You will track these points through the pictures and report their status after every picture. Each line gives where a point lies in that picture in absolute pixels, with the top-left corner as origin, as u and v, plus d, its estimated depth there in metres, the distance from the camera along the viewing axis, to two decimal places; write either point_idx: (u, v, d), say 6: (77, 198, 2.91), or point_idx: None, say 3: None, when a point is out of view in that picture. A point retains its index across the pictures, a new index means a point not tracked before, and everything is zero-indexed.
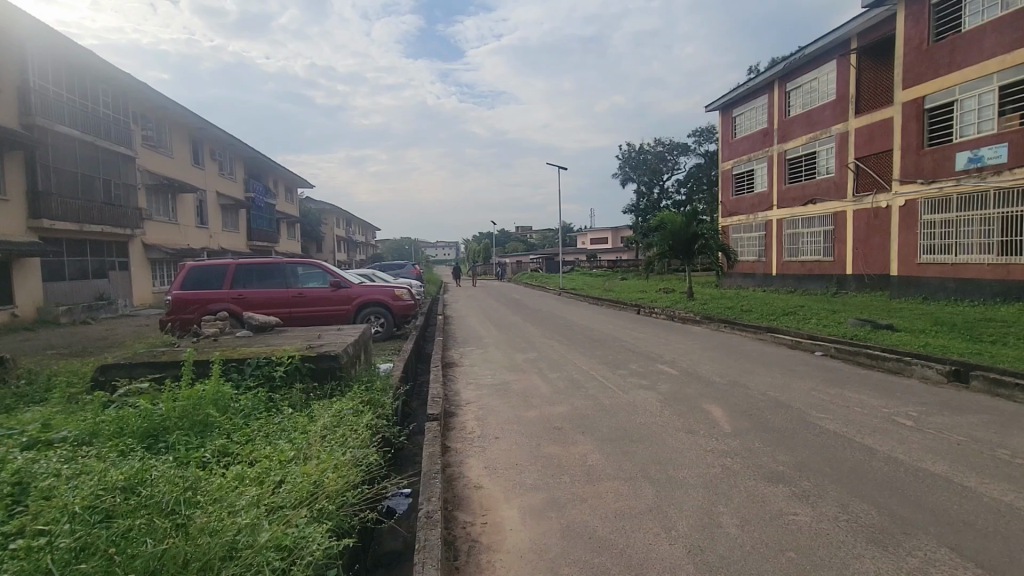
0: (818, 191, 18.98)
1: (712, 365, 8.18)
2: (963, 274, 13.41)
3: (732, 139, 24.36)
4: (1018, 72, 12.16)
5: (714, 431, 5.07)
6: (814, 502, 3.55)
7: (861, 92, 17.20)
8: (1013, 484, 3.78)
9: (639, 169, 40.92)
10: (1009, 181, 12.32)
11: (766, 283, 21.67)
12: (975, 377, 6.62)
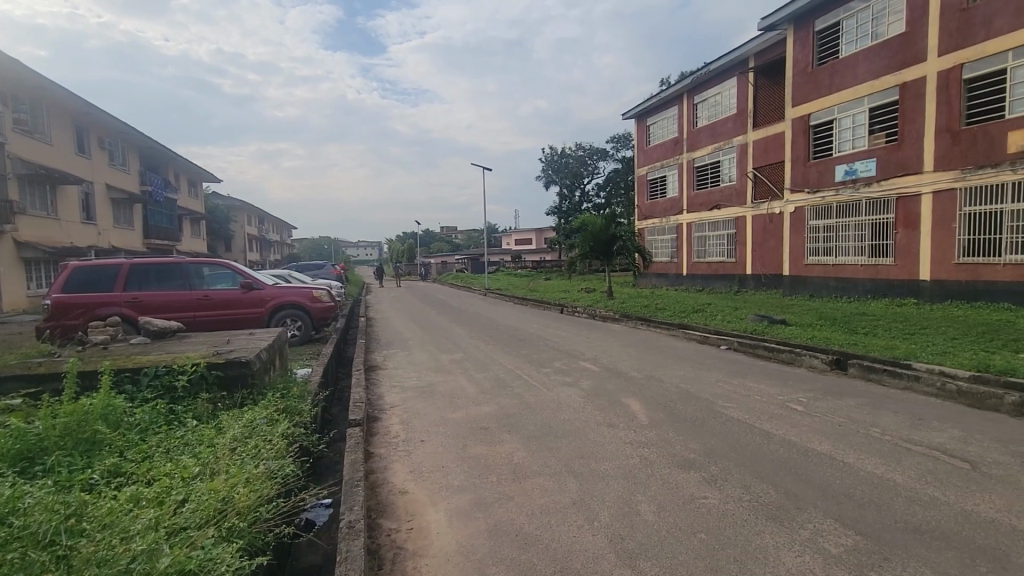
0: (721, 197, 20.52)
1: (631, 361, 8.58)
2: (842, 274, 15.07)
3: (646, 146, 25.72)
4: (883, 97, 13.88)
5: (633, 424, 5.33)
6: (721, 485, 3.84)
7: (758, 107, 18.83)
8: (883, 458, 4.31)
9: (561, 173, 42.07)
10: (877, 193, 14.02)
11: (678, 283, 23.08)
12: (852, 364, 7.48)
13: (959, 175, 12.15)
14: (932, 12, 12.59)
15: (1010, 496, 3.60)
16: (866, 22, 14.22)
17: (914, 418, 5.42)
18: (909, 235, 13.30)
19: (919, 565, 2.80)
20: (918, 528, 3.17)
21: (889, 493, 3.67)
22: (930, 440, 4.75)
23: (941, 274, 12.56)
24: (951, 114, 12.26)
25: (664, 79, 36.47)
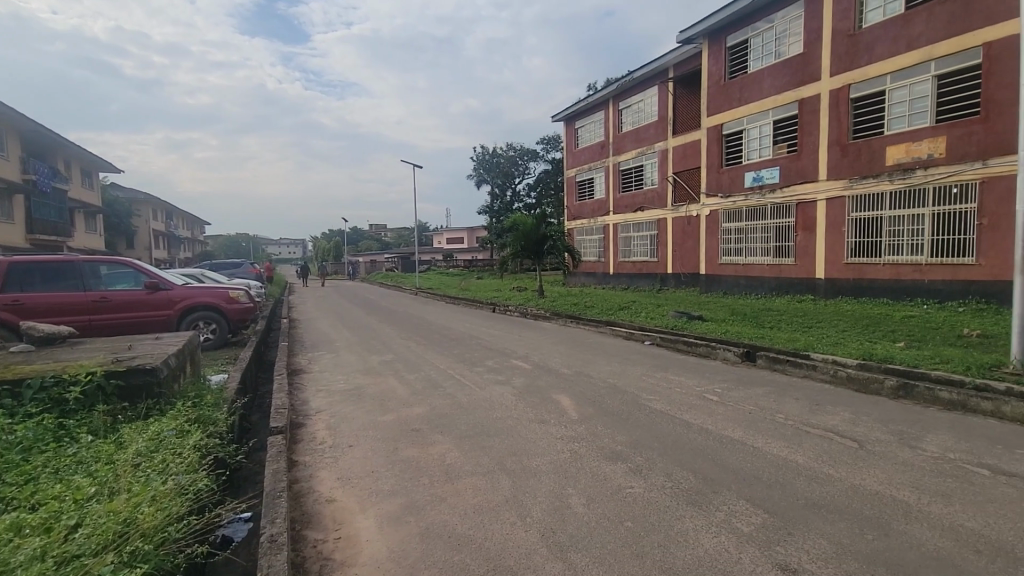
0: (644, 199, 21.50)
1: (561, 358, 8.77)
2: (751, 273, 16.29)
3: (575, 148, 26.40)
4: (785, 111, 15.14)
5: (563, 419, 5.45)
6: (646, 474, 4.03)
7: (676, 116, 19.91)
8: (787, 442, 4.70)
9: (492, 172, 42.23)
10: (780, 199, 15.30)
11: (605, 282, 23.91)
12: (760, 356, 8.11)
13: (847, 184, 13.52)
14: (824, 36, 13.90)
15: (891, 470, 4.05)
16: (770, 42, 15.46)
17: (812, 403, 5.97)
18: (807, 238, 14.60)
19: (818, 537, 3.08)
20: (818, 504, 3.49)
21: (793, 473, 4.01)
22: (826, 423, 5.25)
23: (834, 272, 13.90)
24: (841, 129, 13.63)
25: (592, 84, 37.62)
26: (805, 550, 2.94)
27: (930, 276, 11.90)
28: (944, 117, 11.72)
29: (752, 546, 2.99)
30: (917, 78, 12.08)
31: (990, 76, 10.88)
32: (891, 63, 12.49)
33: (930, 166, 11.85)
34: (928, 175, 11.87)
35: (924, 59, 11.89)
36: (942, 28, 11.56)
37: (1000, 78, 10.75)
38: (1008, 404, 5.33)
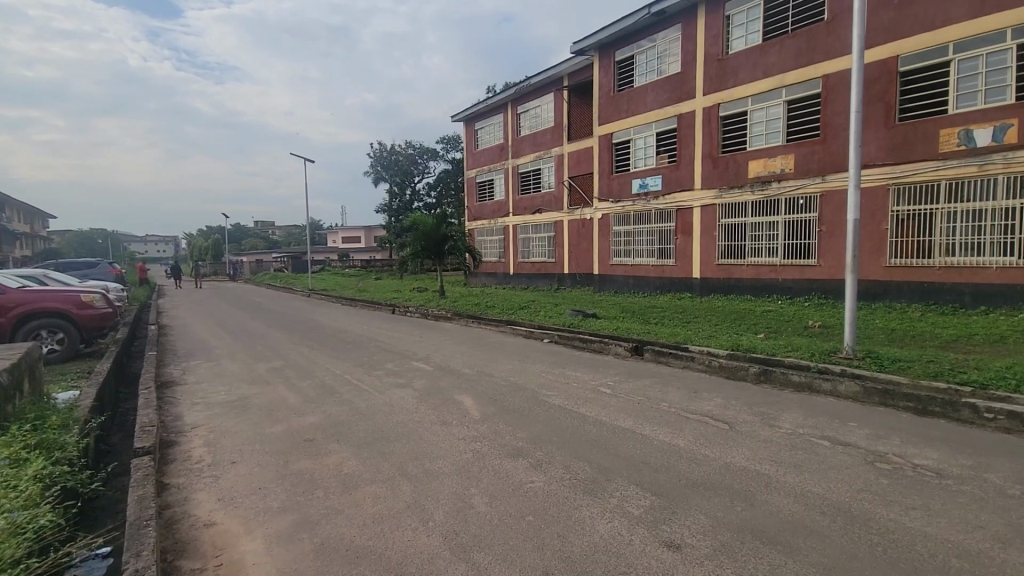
0: (542, 202, 22.18)
1: (463, 358, 8.76)
2: (639, 273, 17.51)
3: (475, 149, 26.53)
4: (666, 124, 16.46)
5: (466, 419, 5.45)
6: (545, 468, 4.16)
7: (571, 123, 20.81)
8: (671, 428, 5.12)
9: (390, 170, 41.07)
10: (663, 205, 16.60)
11: (505, 282, 24.31)
12: (647, 350, 8.74)
13: (718, 193, 15.03)
14: (698, 58, 15.33)
15: (756, 447, 4.57)
16: (653, 59, 16.73)
17: (692, 392, 6.55)
18: (686, 241, 15.99)
19: (697, 513, 3.39)
20: (697, 483, 3.84)
21: (676, 457, 4.37)
22: (703, 409, 5.79)
23: (708, 272, 15.38)
24: (712, 143, 15.12)
25: (490, 88, 38.16)
26: (687, 526, 3.22)
27: (784, 275, 13.60)
28: (793, 137, 13.46)
29: (641, 528, 3.22)
30: (772, 102, 13.76)
31: (828, 103, 12.69)
32: (752, 87, 14.09)
33: (783, 179, 13.56)
34: (781, 187, 13.57)
35: (778, 85, 13.55)
36: (791, 59, 13.26)
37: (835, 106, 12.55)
38: (843, 383, 6.25)
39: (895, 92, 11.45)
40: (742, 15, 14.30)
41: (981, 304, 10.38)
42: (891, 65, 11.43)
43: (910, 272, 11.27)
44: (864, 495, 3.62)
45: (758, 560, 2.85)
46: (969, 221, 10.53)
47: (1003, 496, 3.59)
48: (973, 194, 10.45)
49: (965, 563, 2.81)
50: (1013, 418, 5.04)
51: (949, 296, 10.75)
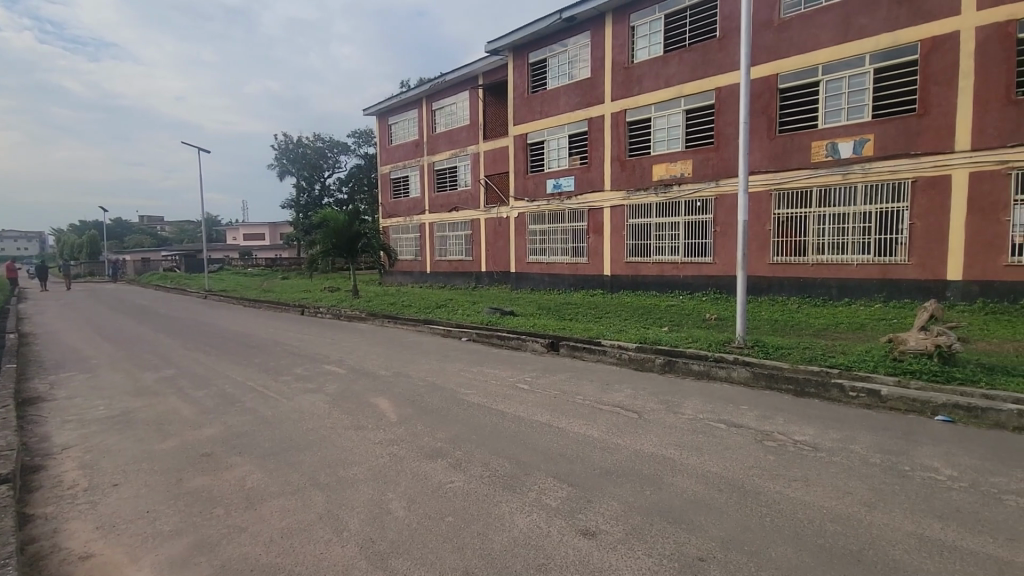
0: (458, 200, 22.08)
1: (379, 360, 8.49)
2: (554, 271, 17.98)
3: (388, 145, 25.81)
4: (578, 126, 17.02)
5: (382, 422, 5.29)
6: (465, 467, 4.14)
7: (487, 121, 20.89)
8: (586, 420, 5.31)
9: (297, 163, 38.87)
10: (575, 204, 17.16)
11: (422, 281, 23.91)
12: (562, 345, 9.00)
13: (626, 194, 15.81)
14: (606, 65, 16.00)
15: (663, 433, 4.87)
16: (565, 63, 17.24)
17: (604, 384, 6.85)
18: (597, 240, 16.66)
19: (611, 500, 3.55)
20: (609, 471, 4.03)
21: (590, 447, 4.54)
22: (615, 400, 6.07)
23: (618, 270, 16.15)
24: (620, 147, 15.88)
25: (403, 83, 37.42)
26: (601, 514, 3.36)
27: (685, 272, 14.60)
28: (692, 143, 14.47)
29: (559, 518, 3.31)
30: (673, 110, 14.70)
31: (721, 113, 13.77)
32: (656, 95, 14.96)
33: (683, 183, 14.55)
34: (682, 190, 14.56)
35: (678, 95, 14.49)
36: (690, 72, 14.24)
37: (728, 116, 13.63)
38: (736, 370, 6.83)
39: (777, 106, 12.69)
40: (645, 27, 15.13)
41: (846, 296, 11.80)
42: (774, 82, 12.65)
43: (790, 269, 12.57)
44: (755, 471, 3.99)
45: (666, 540, 3.04)
46: (836, 224, 11.93)
47: (866, 464, 4.11)
48: (839, 199, 11.84)
49: (837, 526, 3.18)
50: (871, 395, 5.78)
51: (821, 289, 12.14)
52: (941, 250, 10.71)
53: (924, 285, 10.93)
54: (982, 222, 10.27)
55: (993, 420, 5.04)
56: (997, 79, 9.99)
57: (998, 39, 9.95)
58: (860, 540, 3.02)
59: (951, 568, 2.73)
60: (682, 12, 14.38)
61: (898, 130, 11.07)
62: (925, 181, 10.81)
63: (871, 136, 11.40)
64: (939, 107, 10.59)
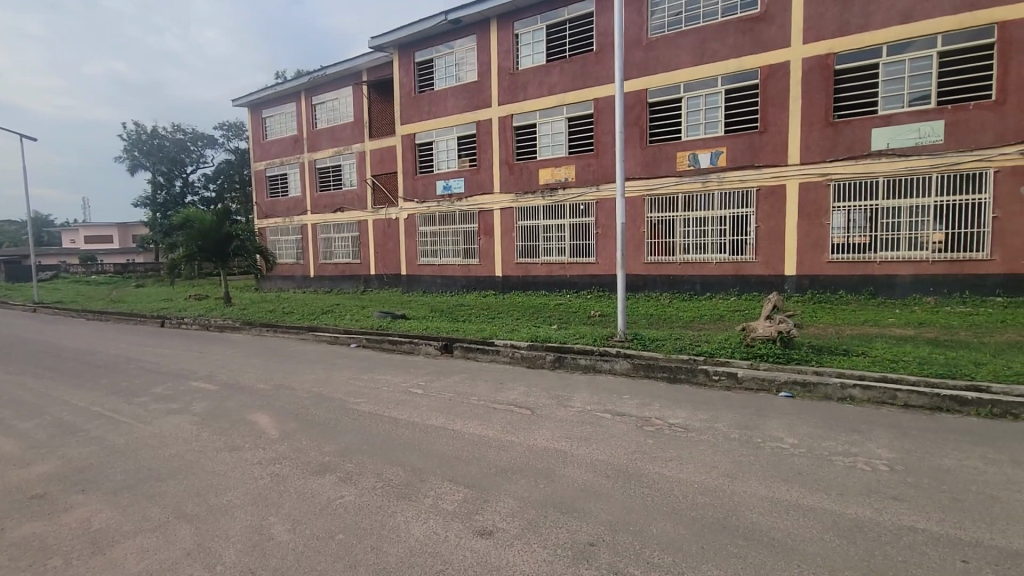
0: (344, 200, 21.07)
1: (257, 372, 7.79)
2: (446, 273, 17.88)
3: (262, 140, 23.87)
4: (466, 128, 17.10)
5: (261, 441, 4.86)
6: (356, 480, 3.95)
7: (372, 120, 20.20)
8: (481, 420, 5.34)
9: (152, 156, 34.46)
10: (466, 206, 17.23)
11: (305, 286, 22.47)
12: (455, 347, 8.98)
13: (514, 197, 16.22)
14: (492, 70, 16.27)
15: (555, 427, 5.06)
16: (452, 65, 17.23)
17: (498, 383, 6.94)
18: (488, 241, 16.88)
19: (506, 497, 3.60)
20: (504, 468, 4.09)
21: (485, 447, 4.58)
22: (508, 398, 6.19)
23: (509, 271, 16.50)
24: (508, 151, 16.24)
25: (279, 75, 34.86)
26: (497, 512, 3.40)
27: (571, 272, 15.33)
28: (575, 150, 15.23)
29: (455, 522, 3.29)
30: (557, 117, 15.34)
31: (599, 122, 14.64)
32: (540, 102, 15.51)
33: (568, 187, 15.27)
34: (566, 194, 15.27)
35: (561, 103, 15.17)
36: (570, 82, 14.98)
37: (605, 125, 14.54)
38: (618, 363, 7.32)
39: (647, 119, 13.82)
40: (528, 35, 15.64)
41: (708, 291, 13.19)
42: (644, 96, 13.75)
43: (662, 267, 13.77)
44: (637, 455, 4.30)
45: (560, 530, 3.16)
46: (699, 226, 13.29)
47: (728, 440, 4.62)
48: (701, 205, 13.22)
49: (707, 498, 3.53)
50: (730, 377, 6.50)
51: (688, 285, 13.44)
52: (781, 249, 12.39)
53: (769, 279, 12.57)
54: (810, 225, 12.05)
55: (822, 392, 5.94)
56: (819, 105, 11.78)
57: (818, 70, 11.71)
58: (725, 509, 3.38)
59: (796, 524, 3.16)
60: (562, 25, 15.08)
61: (746, 145, 12.62)
62: (767, 190, 12.44)
63: (724, 149, 12.87)
64: (776, 126, 12.25)
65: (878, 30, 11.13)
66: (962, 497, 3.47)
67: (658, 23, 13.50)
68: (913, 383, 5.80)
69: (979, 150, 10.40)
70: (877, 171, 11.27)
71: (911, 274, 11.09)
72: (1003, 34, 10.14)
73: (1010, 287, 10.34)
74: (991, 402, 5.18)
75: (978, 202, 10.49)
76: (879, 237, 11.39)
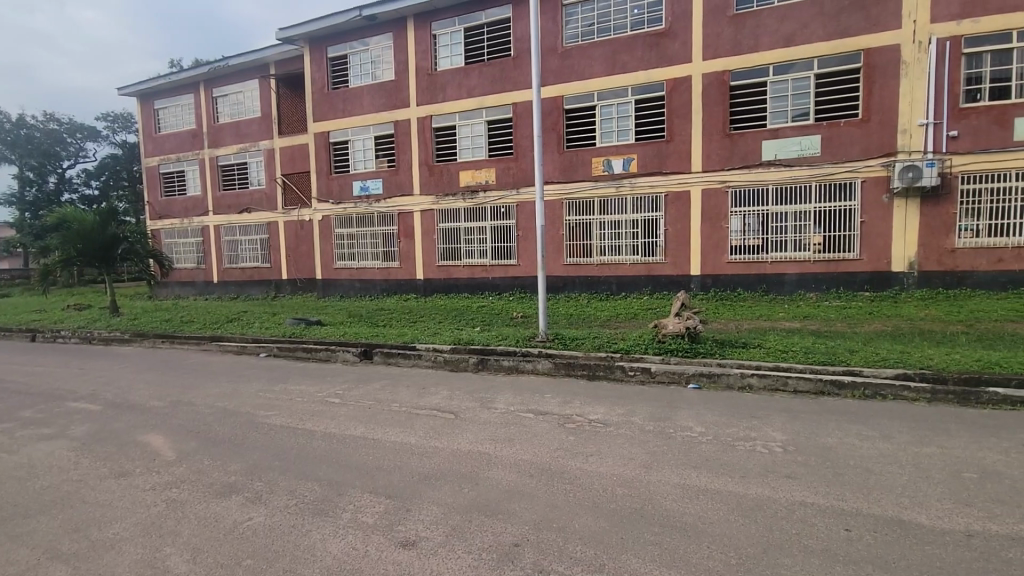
0: (250, 200, 19.71)
1: (150, 389, 7.04)
2: (364, 276, 17.28)
3: (155, 134, 21.74)
4: (384, 128, 16.63)
5: (154, 464, 4.40)
6: (266, 500, 3.68)
7: (282, 115, 19.08)
8: (402, 427, 5.19)
9: (17, 148, 30.19)
10: (384, 208, 16.75)
11: (207, 292, 20.75)
12: (375, 353, 8.68)
13: (434, 199, 16.02)
14: (409, 69, 15.98)
15: (478, 430, 5.04)
16: (367, 62, 16.71)
17: (421, 388, 6.80)
18: (408, 243, 16.53)
19: (430, 505, 3.52)
20: (427, 475, 4.01)
21: (407, 454, 4.45)
22: (431, 403, 6.08)
23: (431, 273, 16.27)
24: (427, 152, 16.01)
25: (173, 63, 31.94)
26: (421, 521, 3.32)
27: (493, 274, 15.41)
28: (494, 153, 15.32)
29: (377, 535, 3.16)
30: (476, 120, 15.35)
31: (518, 126, 14.84)
32: (459, 104, 15.45)
33: (488, 190, 15.34)
34: (487, 197, 15.33)
35: (480, 106, 15.20)
36: (489, 85, 15.06)
37: (523, 129, 14.75)
38: (541, 362, 7.44)
39: (564, 125, 14.23)
40: (446, 37, 15.53)
41: (623, 291, 13.82)
42: (560, 102, 14.16)
43: (580, 269, 14.22)
44: (560, 453, 4.39)
45: (484, 533, 3.14)
46: (614, 229, 13.88)
47: (643, 432, 4.84)
48: (616, 208, 13.82)
49: (625, 489, 3.68)
50: (644, 372, 6.83)
51: (605, 286, 13.99)
52: (688, 251, 13.24)
53: (677, 279, 13.40)
54: (712, 228, 12.99)
55: (725, 383, 6.40)
56: (717, 117, 12.73)
57: (716, 85, 12.66)
58: (642, 498, 3.54)
59: (705, 508, 3.38)
60: (480, 28, 15.14)
61: (655, 152, 13.37)
62: (674, 195, 13.26)
63: (636, 156, 13.54)
64: (681, 136, 13.08)
65: (766, 51, 12.22)
66: (842, 471, 3.88)
67: (572, 32, 13.97)
68: (800, 370, 6.42)
69: (848, 162, 11.76)
70: (768, 180, 12.40)
71: (797, 272, 12.30)
72: (868, 60, 11.47)
73: (876, 283, 11.77)
74: (863, 385, 5.85)
75: (850, 208, 11.85)
76: (771, 239, 12.52)
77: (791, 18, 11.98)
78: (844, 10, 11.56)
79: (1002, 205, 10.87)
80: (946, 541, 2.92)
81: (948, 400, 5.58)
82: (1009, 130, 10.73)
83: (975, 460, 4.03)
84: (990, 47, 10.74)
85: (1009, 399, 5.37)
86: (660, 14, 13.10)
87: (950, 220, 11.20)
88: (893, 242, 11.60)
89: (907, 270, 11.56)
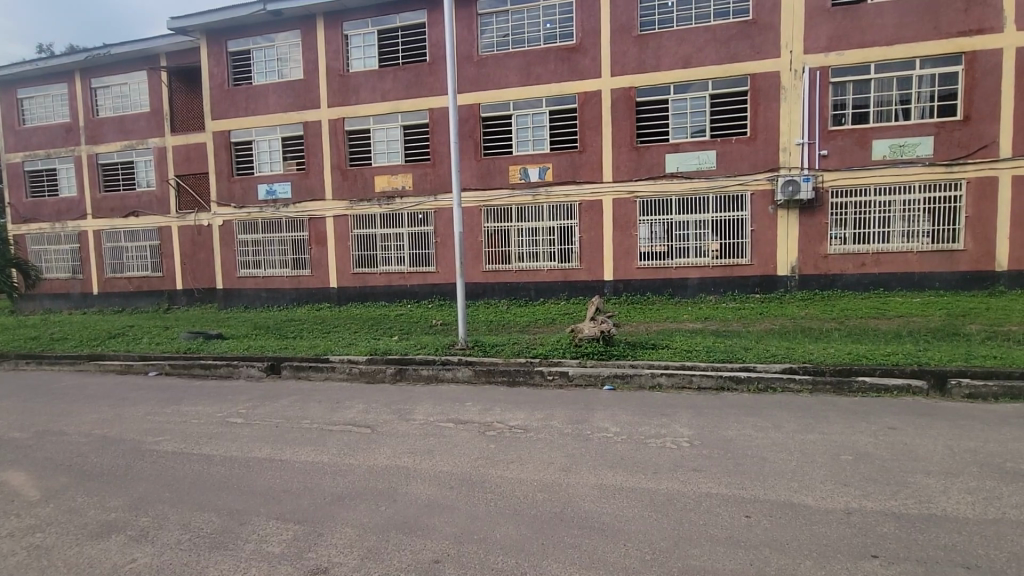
0: (138, 203, 17.83)
1: (11, 419, 6.09)
2: (271, 285, 16.19)
3: (17, 126, 19.02)
4: (293, 128, 15.73)
5: (13, 506, 3.79)
6: (153, 536, 3.30)
7: (174, 111, 17.50)
8: (314, 446, 4.87)
9: None
10: (293, 213, 15.83)
11: (86, 306, 18.44)
12: (284, 367, 8.13)
13: (348, 204, 15.41)
14: (320, 69, 15.29)
15: (397, 443, 4.86)
16: (272, 59, 15.78)
17: (334, 403, 6.44)
18: (320, 251, 15.73)
19: (342, 527, 3.33)
20: (339, 495, 3.79)
21: (319, 474, 4.19)
22: (347, 418, 5.79)
23: (345, 281, 15.60)
24: (340, 155, 15.37)
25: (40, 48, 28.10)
26: (334, 544, 3.13)
27: (412, 281, 15.09)
28: (410, 158, 15.02)
29: (283, 565, 2.94)
30: (390, 124, 14.99)
31: (434, 132, 14.68)
32: (373, 107, 15.01)
33: (405, 196, 15.01)
34: (404, 202, 15.00)
35: (395, 110, 14.87)
36: (403, 89, 14.79)
37: (440, 136, 14.61)
38: (461, 370, 7.35)
39: (481, 132, 14.30)
40: (358, 38, 15.06)
41: (542, 296, 14.12)
42: (477, 110, 14.21)
43: (499, 275, 14.34)
44: (481, 461, 4.36)
45: (402, 552, 3.02)
46: (532, 236, 14.14)
47: (562, 436, 4.93)
48: (532, 216, 14.11)
49: (545, 494, 3.71)
50: (563, 376, 6.99)
51: (524, 292, 14.20)
52: (601, 257, 13.79)
53: (592, 284, 13.90)
54: (623, 234, 13.63)
55: (637, 383, 6.71)
56: (625, 131, 13.41)
57: (624, 101, 13.35)
58: (561, 502, 3.58)
59: (620, 506, 3.50)
60: (394, 31, 14.85)
61: (568, 162, 13.83)
62: (587, 204, 13.78)
63: (550, 165, 13.92)
64: (593, 147, 13.63)
65: (669, 71, 13.06)
66: (741, 461, 4.19)
67: (487, 42, 14.12)
68: (703, 368, 6.87)
69: (740, 176, 12.87)
70: (671, 191, 13.27)
71: (698, 277, 13.24)
72: (754, 84, 12.64)
73: (764, 286, 12.95)
74: (757, 379, 6.38)
75: (741, 218, 12.98)
76: (675, 246, 13.37)
77: (689, 42, 12.93)
78: (733, 37, 12.65)
79: (865, 216, 12.41)
80: (831, 519, 3.23)
81: (828, 389, 6.22)
82: (869, 150, 12.27)
83: (849, 443, 4.53)
84: (853, 78, 12.22)
85: (876, 386, 6.08)
86: (571, 29, 13.59)
87: (824, 229, 12.59)
88: (779, 250, 12.82)
89: (790, 274, 12.83)
